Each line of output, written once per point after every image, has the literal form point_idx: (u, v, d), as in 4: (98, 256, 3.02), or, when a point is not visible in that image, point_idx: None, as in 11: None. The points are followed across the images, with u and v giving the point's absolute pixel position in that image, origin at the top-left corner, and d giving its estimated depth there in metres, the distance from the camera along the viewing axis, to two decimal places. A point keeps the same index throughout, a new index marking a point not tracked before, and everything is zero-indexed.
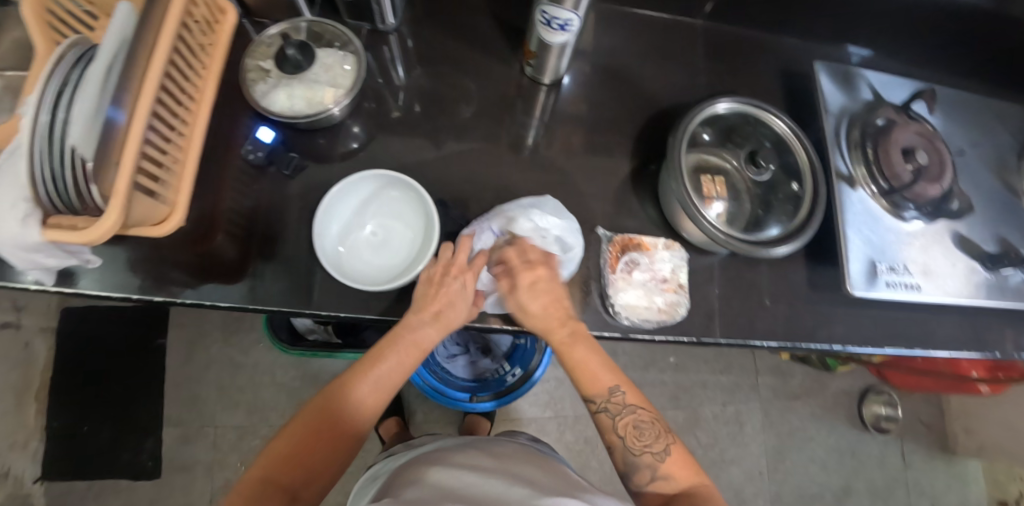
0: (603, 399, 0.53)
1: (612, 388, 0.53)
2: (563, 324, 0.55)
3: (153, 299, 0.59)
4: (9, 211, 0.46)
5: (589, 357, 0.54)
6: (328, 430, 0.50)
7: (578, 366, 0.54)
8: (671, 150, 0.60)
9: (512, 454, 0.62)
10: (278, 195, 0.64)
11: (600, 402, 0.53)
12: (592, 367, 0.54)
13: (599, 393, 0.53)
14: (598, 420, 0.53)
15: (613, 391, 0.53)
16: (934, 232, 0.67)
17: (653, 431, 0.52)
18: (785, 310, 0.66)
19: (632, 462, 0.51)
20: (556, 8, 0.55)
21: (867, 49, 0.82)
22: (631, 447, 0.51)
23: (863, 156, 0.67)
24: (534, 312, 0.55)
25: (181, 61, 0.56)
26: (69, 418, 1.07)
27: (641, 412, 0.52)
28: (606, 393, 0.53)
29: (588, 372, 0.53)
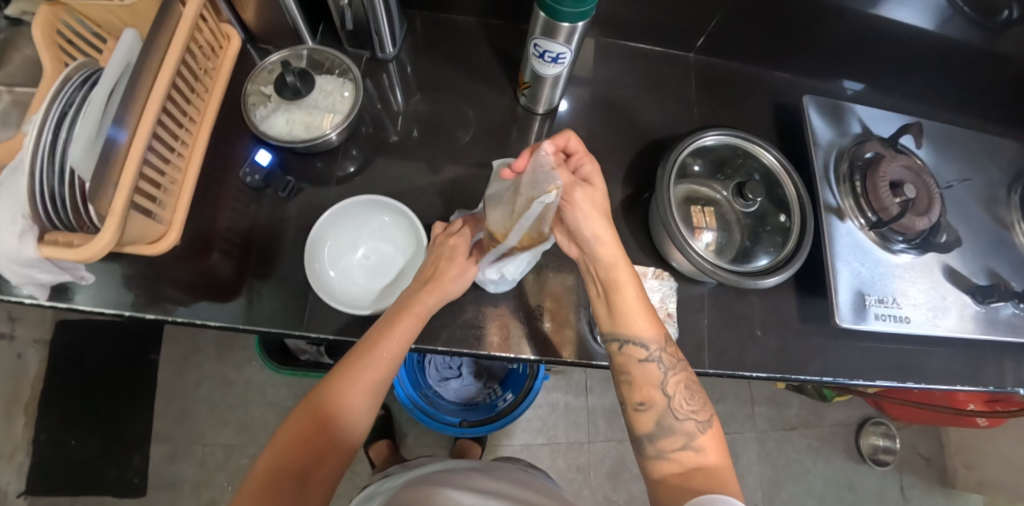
0: (658, 347, 0.52)
1: (665, 339, 0.52)
2: (622, 252, 0.52)
3: (145, 316, 0.59)
4: (7, 227, 0.47)
5: (637, 301, 0.52)
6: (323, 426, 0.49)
7: (632, 303, 0.52)
8: (661, 180, 0.61)
9: (513, 476, 0.65)
10: (275, 216, 0.65)
11: (653, 350, 0.51)
12: (637, 313, 0.52)
13: (653, 340, 0.51)
14: (645, 369, 0.51)
15: (666, 342, 0.52)
16: (923, 265, 0.67)
17: (699, 399, 0.51)
18: (776, 341, 0.66)
19: (670, 424, 0.49)
20: (549, 42, 0.57)
21: (861, 83, 0.83)
22: (675, 409, 0.50)
23: (851, 188, 0.68)
24: (588, 214, 0.50)
25: (184, 85, 0.58)
26: (57, 432, 1.06)
27: (689, 373, 0.52)
28: (664, 342, 0.52)
29: (639, 313, 0.52)
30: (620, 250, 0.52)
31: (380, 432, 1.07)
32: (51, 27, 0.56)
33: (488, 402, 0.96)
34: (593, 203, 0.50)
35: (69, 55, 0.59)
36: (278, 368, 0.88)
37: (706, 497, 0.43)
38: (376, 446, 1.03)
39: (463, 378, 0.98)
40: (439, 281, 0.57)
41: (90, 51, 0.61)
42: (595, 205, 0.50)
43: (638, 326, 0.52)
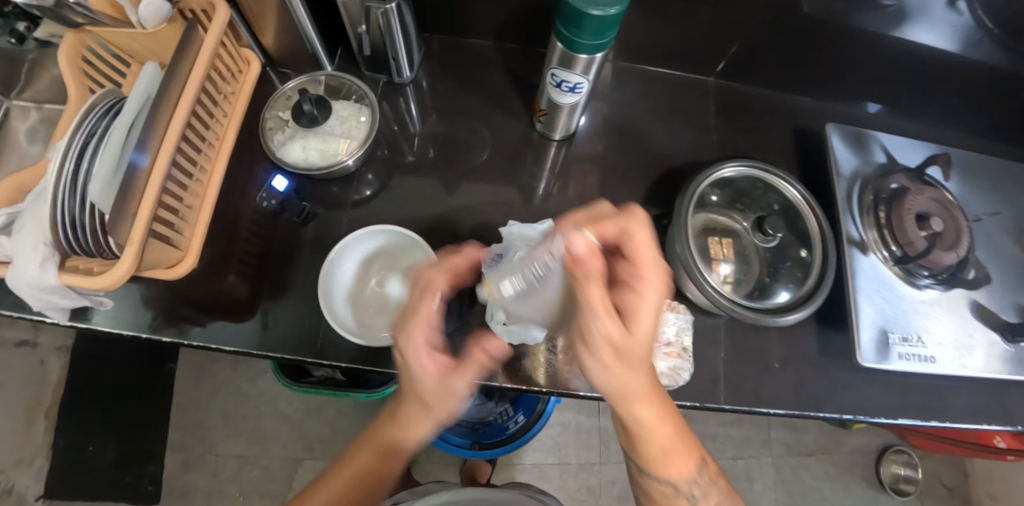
0: (691, 482, 0.50)
1: (700, 465, 0.50)
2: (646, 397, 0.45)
3: (161, 339, 0.60)
4: (29, 254, 0.47)
5: (676, 438, 0.48)
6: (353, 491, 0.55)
7: (659, 445, 0.48)
8: (678, 212, 0.59)
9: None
10: (290, 240, 0.66)
11: (680, 484, 0.50)
12: (676, 449, 0.49)
13: (683, 476, 0.49)
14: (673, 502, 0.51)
15: (700, 469, 0.50)
16: (949, 301, 0.65)
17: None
18: (794, 376, 0.64)
19: None
20: (566, 72, 0.56)
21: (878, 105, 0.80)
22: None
23: (875, 220, 0.66)
24: (612, 366, 0.43)
25: (204, 111, 0.59)
26: (74, 437, 1.07)
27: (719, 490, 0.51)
28: (698, 473, 0.50)
29: (677, 452, 0.49)
30: (642, 406, 0.45)
31: None
32: (77, 54, 0.57)
33: (499, 422, 0.96)
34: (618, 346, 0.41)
35: (94, 81, 0.60)
36: (291, 386, 0.90)
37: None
38: None
39: None
40: (459, 368, 0.48)
41: (114, 77, 0.62)
42: (620, 362, 0.43)
43: (672, 465, 0.49)
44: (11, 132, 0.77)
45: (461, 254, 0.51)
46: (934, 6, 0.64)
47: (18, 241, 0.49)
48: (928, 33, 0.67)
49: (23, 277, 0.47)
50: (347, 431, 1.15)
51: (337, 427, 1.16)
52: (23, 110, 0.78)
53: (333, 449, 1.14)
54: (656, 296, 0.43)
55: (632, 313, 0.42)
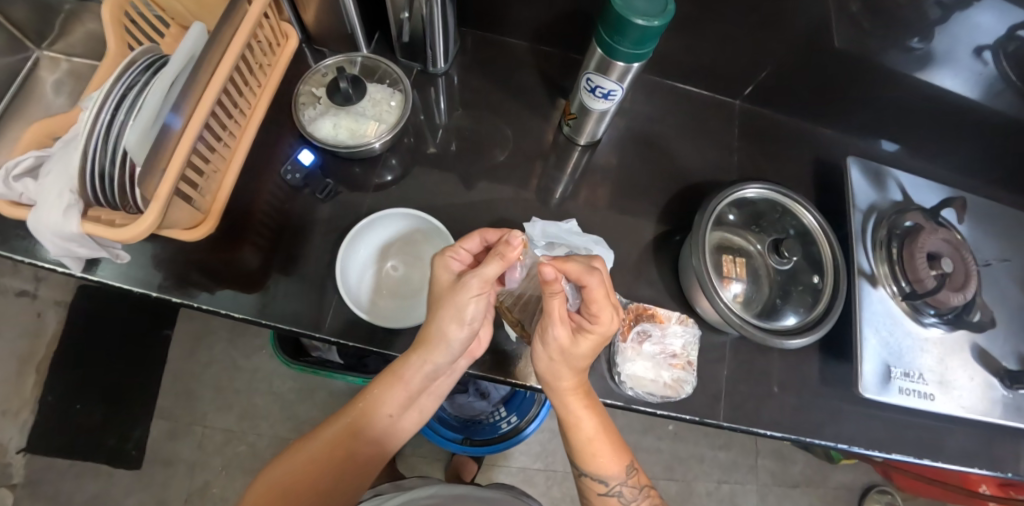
0: (619, 482, 0.53)
1: (628, 472, 0.54)
2: (579, 396, 0.52)
3: (170, 299, 0.60)
4: (55, 201, 0.49)
5: (585, 421, 0.52)
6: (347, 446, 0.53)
7: (592, 445, 0.52)
8: (696, 227, 0.60)
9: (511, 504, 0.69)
10: (307, 216, 0.66)
11: (614, 485, 0.53)
12: (594, 444, 0.52)
13: (616, 477, 0.53)
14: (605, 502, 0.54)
15: (628, 474, 0.54)
16: (953, 341, 0.66)
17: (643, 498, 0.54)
18: (793, 401, 0.64)
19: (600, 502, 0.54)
20: (601, 79, 0.57)
21: (897, 144, 0.82)
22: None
23: (887, 255, 0.67)
24: (557, 354, 0.50)
25: (240, 79, 0.59)
26: (65, 394, 1.08)
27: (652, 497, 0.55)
28: (626, 476, 0.53)
29: (602, 447, 0.53)
30: (572, 397, 0.52)
31: None
32: (120, 9, 0.57)
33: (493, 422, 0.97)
34: (572, 344, 0.49)
35: (133, 37, 0.61)
36: (288, 362, 0.91)
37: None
38: None
39: (468, 395, 0.95)
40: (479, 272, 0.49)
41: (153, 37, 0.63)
42: (573, 364, 0.50)
43: (603, 466, 0.53)
44: (37, 81, 0.80)
45: (468, 240, 0.53)
46: (961, 52, 0.64)
47: (48, 185, 0.50)
48: (953, 77, 0.67)
49: (46, 224, 0.49)
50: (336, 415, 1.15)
51: (327, 410, 1.16)
52: (53, 61, 0.81)
53: None
54: (571, 366, 0.50)
55: (575, 341, 0.49)
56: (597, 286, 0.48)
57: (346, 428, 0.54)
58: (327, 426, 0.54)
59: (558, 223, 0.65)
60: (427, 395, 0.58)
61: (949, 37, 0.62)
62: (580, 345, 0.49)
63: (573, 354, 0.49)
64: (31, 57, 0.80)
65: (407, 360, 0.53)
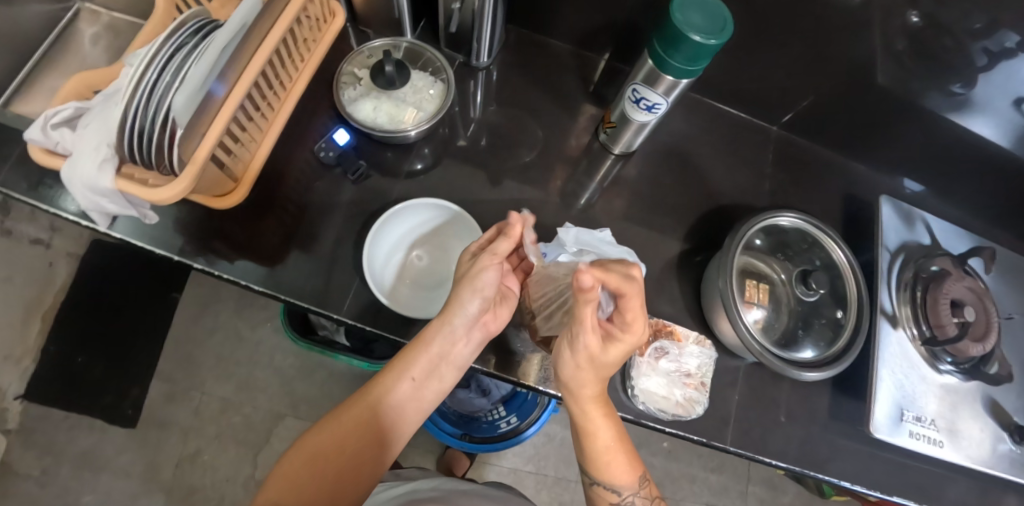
0: (631, 492, 0.54)
1: (640, 484, 0.54)
2: (603, 405, 0.52)
3: (191, 264, 0.60)
4: (92, 152, 0.48)
5: (603, 429, 0.52)
6: (368, 425, 0.50)
7: (610, 454, 0.52)
8: (726, 249, 0.60)
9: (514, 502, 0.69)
10: (335, 196, 0.66)
11: (626, 495, 0.54)
12: (609, 454, 0.52)
13: (628, 487, 0.53)
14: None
15: (640, 485, 0.54)
16: (966, 391, 0.66)
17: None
18: (801, 432, 0.64)
19: None
20: (647, 91, 0.57)
21: (922, 187, 0.81)
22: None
23: (910, 298, 0.67)
24: (583, 362, 0.49)
25: (284, 50, 0.59)
26: (68, 345, 1.08)
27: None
28: (637, 486, 0.54)
29: (617, 460, 0.53)
30: (591, 405, 0.51)
31: None
32: None
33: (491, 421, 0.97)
34: (603, 351, 0.48)
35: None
36: (296, 339, 0.90)
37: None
38: None
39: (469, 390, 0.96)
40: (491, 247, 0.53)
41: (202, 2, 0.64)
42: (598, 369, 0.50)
43: (616, 474, 0.53)
44: (77, 33, 0.80)
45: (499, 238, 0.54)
46: (1000, 102, 0.62)
47: (87, 138, 0.50)
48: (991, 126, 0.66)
49: (81, 176, 0.49)
50: (335, 396, 1.15)
51: (325, 390, 1.16)
52: (94, 14, 0.81)
53: (316, 411, 1.14)
54: (596, 373, 0.50)
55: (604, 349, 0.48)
56: (634, 302, 0.47)
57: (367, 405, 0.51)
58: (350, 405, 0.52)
59: (593, 231, 0.63)
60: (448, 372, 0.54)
61: (993, 88, 0.61)
62: (610, 353, 0.48)
63: (602, 359, 0.48)
64: (73, 8, 0.80)
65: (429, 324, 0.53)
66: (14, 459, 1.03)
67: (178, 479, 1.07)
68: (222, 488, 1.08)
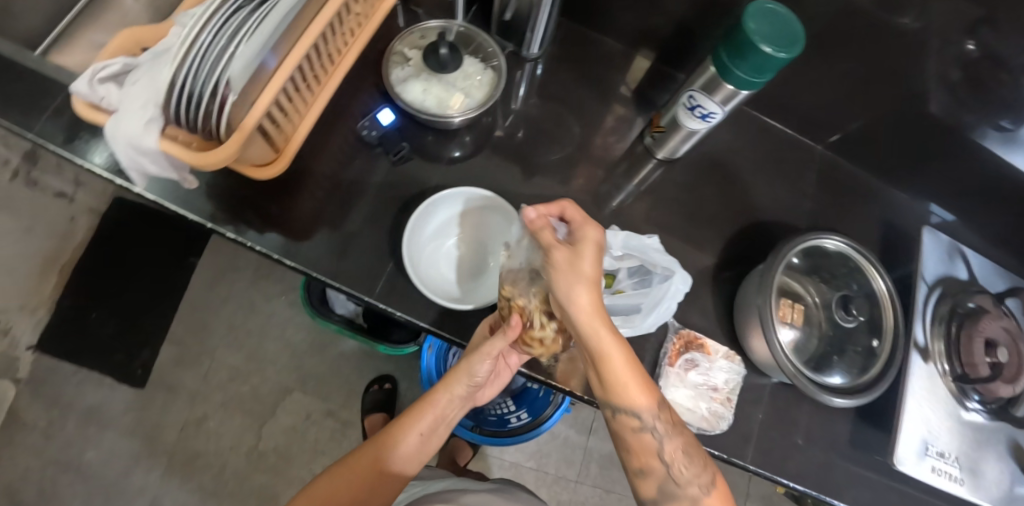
0: (653, 416, 0.46)
1: (660, 407, 0.47)
2: (605, 316, 0.45)
3: (224, 233, 0.60)
4: (138, 111, 0.47)
5: (612, 348, 0.45)
6: (371, 485, 0.52)
7: (625, 372, 0.45)
8: (767, 268, 0.59)
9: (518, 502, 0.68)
10: (373, 176, 0.65)
11: (647, 420, 0.46)
12: (625, 380, 0.45)
13: (648, 409, 0.46)
14: (640, 440, 0.46)
15: (661, 410, 0.47)
16: (991, 431, 0.65)
17: (691, 454, 0.46)
18: (820, 457, 0.63)
19: (670, 490, 0.45)
20: (705, 99, 0.56)
21: (947, 215, 0.79)
22: (673, 477, 0.46)
23: (944, 332, 0.66)
24: (569, 279, 0.47)
25: (338, 23, 0.57)
26: (83, 300, 1.09)
27: (686, 436, 0.47)
28: (657, 409, 0.46)
29: (633, 379, 0.46)
30: (594, 312, 0.45)
31: (378, 405, 1.10)
32: None
33: (500, 414, 0.98)
34: (573, 257, 0.47)
35: None
36: (314, 315, 0.92)
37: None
38: (373, 418, 1.06)
39: None
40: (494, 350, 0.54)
41: None
42: (583, 276, 0.46)
43: (631, 395, 0.46)
44: None
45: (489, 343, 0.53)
46: None
47: (132, 94, 0.48)
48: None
49: (125, 133, 0.47)
50: (343, 375, 1.15)
51: (334, 367, 1.16)
52: None
53: (323, 388, 1.14)
54: (584, 285, 0.46)
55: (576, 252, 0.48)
56: (573, 207, 0.51)
57: (371, 466, 0.53)
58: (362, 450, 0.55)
59: (643, 237, 0.63)
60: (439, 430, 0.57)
61: None
62: (580, 253, 0.48)
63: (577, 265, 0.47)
64: None
65: (437, 388, 0.58)
66: (21, 408, 1.04)
67: (182, 442, 1.07)
68: (224, 456, 1.08)
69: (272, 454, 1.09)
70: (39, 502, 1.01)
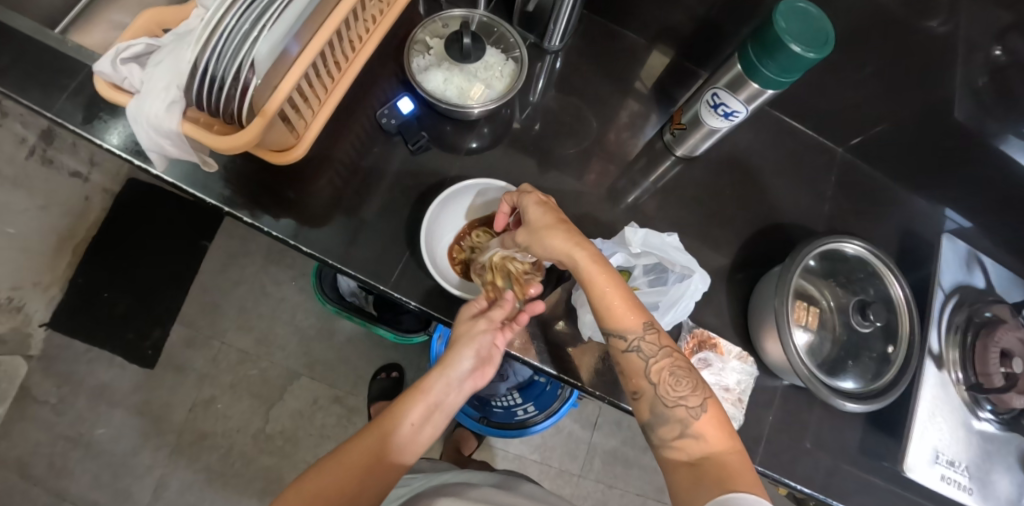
0: (638, 336, 0.50)
1: (646, 327, 0.50)
2: (582, 245, 0.50)
3: (241, 218, 0.60)
4: (160, 92, 0.47)
5: (599, 277, 0.50)
6: (370, 468, 0.48)
7: (607, 294, 0.50)
8: (785, 270, 0.59)
9: (522, 491, 0.65)
10: (390, 164, 0.65)
11: (633, 339, 0.50)
12: (614, 302, 0.50)
13: (633, 329, 0.50)
14: (628, 360, 0.50)
15: (646, 329, 0.50)
16: (1002, 441, 0.65)
17: (688, 381, 0.48)
18: (828, 462, 0.63)
19: (661, 412, 0.48)
20: (729, 97, 0.55)
21: (967, 222, 0.78)
22: (663, 397, 0.48)
23: (958, 341, 0.66)
24: (540, 224, 0.52)
25: (360, 9, 0.56)
26: (96, 280, 1.10)
27: (676, 358, 0.49)
28: (644, 330, 0.50)
29: (617, 303, 0.50)
30: (573, 248, 0.50)
31: (384, 394, 1.10)
32: None
33: (506, 408, 0.99)
34: (537, 209, 0.53)
35: None
36: (325, 302, 0.93)
37: (726, 496, 0.40)
38: (380, 406, 1.07)
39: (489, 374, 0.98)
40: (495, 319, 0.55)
41: None
42: (551, 219, 0.52)
43: (618, 317, 0.50)
44: None
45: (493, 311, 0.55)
46: None
47: (154, 75, 0.48)
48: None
49: (147, 115, 0.47)
50: (351, 362, 1.16)
51: (342, 354, 1.16)
52: None
53: (331, 374, 1.15)
54: (557, 229, 0.51)
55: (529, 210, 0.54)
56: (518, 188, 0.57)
57: (373, 447, 0.49)
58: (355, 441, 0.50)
59: (662, 235, 0.61)
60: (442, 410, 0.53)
61: None
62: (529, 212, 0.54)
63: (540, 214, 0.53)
64: None
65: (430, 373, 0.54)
66: (33, 383, 1.05)
67: (190, 423, 1.09)
68: (231, 437, 1.09)
69: (279, 437, 1.10)
70: (49, 477, 1.02)
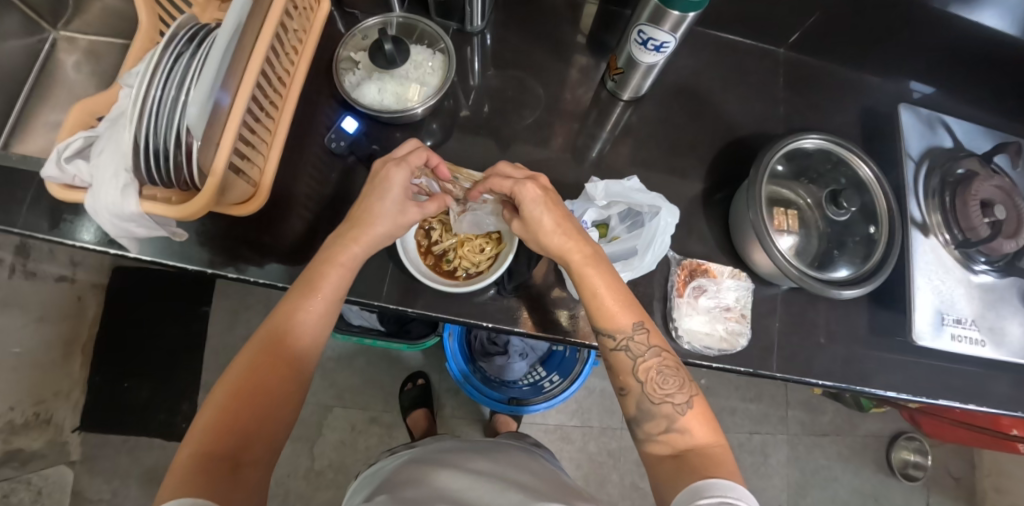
0: (626, 335, 0.50)
1: (636, 326, 0.50)
2: (578, 247, 0.52)
3: (225, 274, 0.60)
4: (111, 180, 0.47)
5: (604, 284, 0.51)
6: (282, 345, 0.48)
7: (597, 296, 0.51)
8: (752, 181, 0.60)
9: (513, 461, 0.60)
10: (353, 185, 0.66)
11: (622, 339, 0.50)
12: (607, 300, 0.51)
13: (623, 329, 0.50)
14: (617, 359, 0.50)
15: (636, 329, 0.50)
16: (1004, 287, 0.65)
17: (676, 380, 0.49)
18: (843, 351, 0.65)
19: (648, 408, 0.48)
20: (654, 30, 0.55)
21: (930, 87, 0.78)
22: (649, 394, 0.48)
23: (939, 204, 0.67)
24: (546, 232, 0.52)
25: (278, 45, 0.56)
26: (112, 374, 1.13)
27: (665, 357, 0.49)
28: (633, 329, 0.50)
29: (612, 302, 0.51)
30: (572, 255, 0.52)
31: (418, 400, 1.13)
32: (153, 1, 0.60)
33: (533, 383, 1.02)
34: (538, 200, 0.53)
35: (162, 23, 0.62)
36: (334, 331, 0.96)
37: (700, 483, 0.41)
38: (414, 415, 1.09)
39: (510, 357, 1.01)
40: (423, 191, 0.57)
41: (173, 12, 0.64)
42: (552, 218, 0.52)
43: (610, 313, 0.50)
44: (56, 63, 0.80)
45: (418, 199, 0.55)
46: None
47: (101, 164, 0.48)
48: (994, 16, 0.63)
49: (106, 204, 0.48)
50: (377, 382, 1.19)
51: (366, 377, 1.19)
52: (70, 41, 0.81)
53: (361, 398, 1.18)
54: (551, 226, 0.52)
55: (527, 209, 0.53)
56: (498, 179, 0.54)
57: (279, 328, 0.49)
58: (250, 345, 0.48)
59: (622, 181, 0.63)
60: (337, 272, 0.52)
61: None
62: (528, 200, 0.53)
63: (543, 209, 0.52)
64: (47, 39, 0.80)
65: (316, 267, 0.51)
66: (83, 487, 1.09)
67: None
68: (284, 483, 1.12)
69: (329, 471, 1.13)
70: None
